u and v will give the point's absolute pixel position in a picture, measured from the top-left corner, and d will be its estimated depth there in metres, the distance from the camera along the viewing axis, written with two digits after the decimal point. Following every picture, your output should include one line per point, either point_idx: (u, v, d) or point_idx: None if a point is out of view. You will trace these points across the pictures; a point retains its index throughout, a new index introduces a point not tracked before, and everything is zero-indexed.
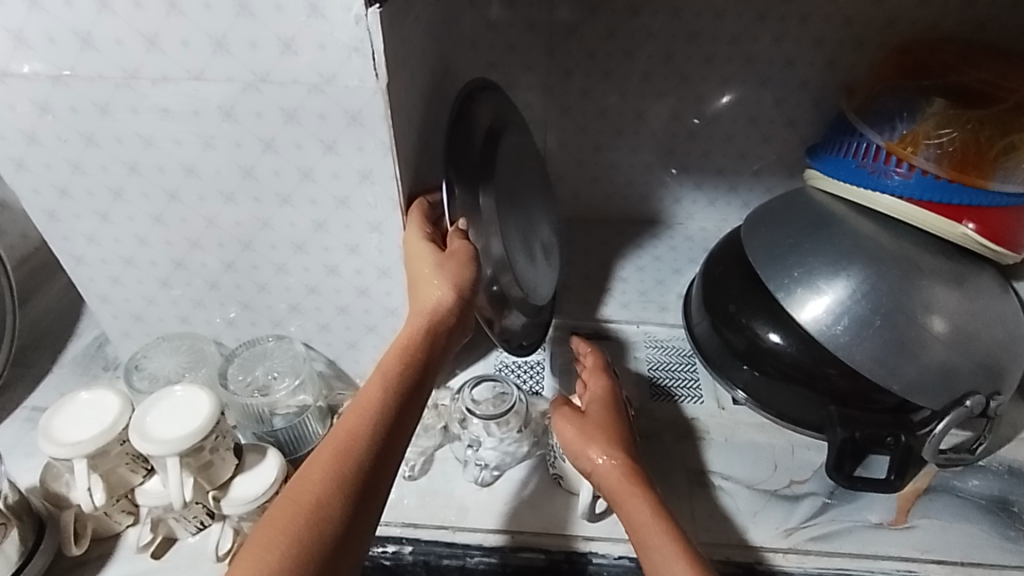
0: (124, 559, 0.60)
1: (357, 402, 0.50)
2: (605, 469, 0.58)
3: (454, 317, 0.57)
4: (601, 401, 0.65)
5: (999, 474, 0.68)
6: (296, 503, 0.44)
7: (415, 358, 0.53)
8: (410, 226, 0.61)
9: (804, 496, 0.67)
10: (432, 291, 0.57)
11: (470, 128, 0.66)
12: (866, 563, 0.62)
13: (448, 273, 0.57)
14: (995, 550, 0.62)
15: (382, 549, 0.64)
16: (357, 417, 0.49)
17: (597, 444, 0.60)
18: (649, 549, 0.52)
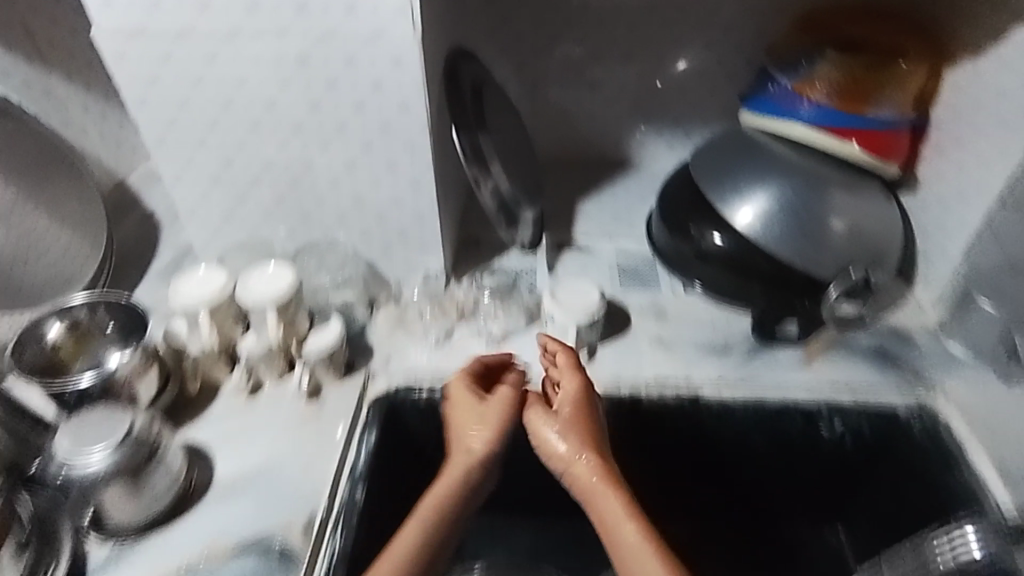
0: (225, 398, 0.80)
1: (396, 541, 0.65)
2: (598, 488, 0.68)
3: (478, 470, 0.72)
4: (572, 400, 0.73)
5: (881, 332, 0.89)
6: None
7: (454, 500, 0.70)
8: (455, 376, 0.78)
9: (735, 350, 0.87)
10: (474, 440, 0.73)
11: (461, 84, 0.88)
12: (778, 389, 0.82)
13: (482, 426, 0.73)
14: (873, 380, 0.83)
15: (417, 392, 0.82)
16: (394, 553, 0.64)
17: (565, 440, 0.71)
18: (625, 548, 0.63)
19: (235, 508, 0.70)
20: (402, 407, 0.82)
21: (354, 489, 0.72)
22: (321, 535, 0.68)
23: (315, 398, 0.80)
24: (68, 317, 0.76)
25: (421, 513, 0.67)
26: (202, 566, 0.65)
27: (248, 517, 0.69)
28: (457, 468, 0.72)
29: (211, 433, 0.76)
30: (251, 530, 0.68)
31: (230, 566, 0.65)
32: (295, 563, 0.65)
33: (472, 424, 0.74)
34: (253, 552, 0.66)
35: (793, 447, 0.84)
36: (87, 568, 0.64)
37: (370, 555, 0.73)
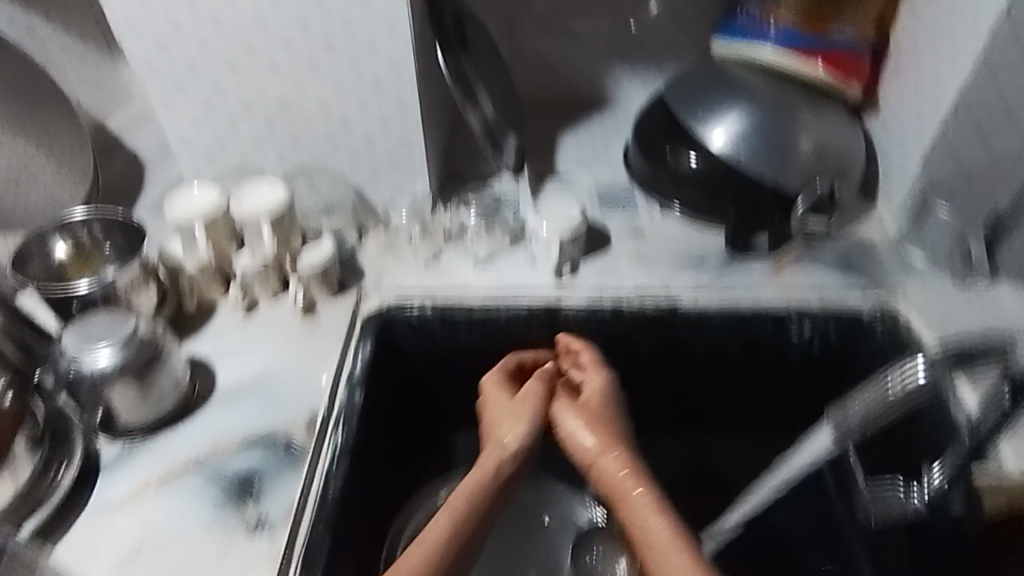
0: (221, 316, 0.82)
1: (423, 535, 0.60)
2: (627, 484, 0.62)
3: (514, 464, 0.67)
4: (600, 394, 0.72)
5: (845, 244, 0.93)
6: None
7: (489, 489, 0.65)
8: (490, 374, 0.76)
9: (710, 262, 0.91)
10: (510, 433, 0.69)
11: (444, 10, 0.91)
12: (749, 294, 0.86)
13: (516, 418, 0.70)
14: (837, 284, 0.88)
15: (410, 308, 0.85)
16: (423, 548, 0.59)
17: (590, 432, 0.68)
18: (653, 546, 0.57)
19: (238, 410, 0.73)
20: (395, 323, 0.84)
21: (352, 392, 0.75)
22: (323, 430, 0.71)
23: (310, 314, 0.83)
24: (69, 234, 0.80)
25: (452, 505, 0.62)
26: (210, 459, 0.68)
27: (251, 418, 0.72)
28: (493, 457, 0.67)
29: (210, 347, 0.79)
30: (255, 429, 0.71)
31: (238, 458, 0.68)
32: (299, 455, 0.69)
33: (509, 419, 0.71)
34: (258, 447, 0.69)
35: (765, 351, 0.87)
36: (100, 464, 0.68)
37: (366, 458, 0.75)
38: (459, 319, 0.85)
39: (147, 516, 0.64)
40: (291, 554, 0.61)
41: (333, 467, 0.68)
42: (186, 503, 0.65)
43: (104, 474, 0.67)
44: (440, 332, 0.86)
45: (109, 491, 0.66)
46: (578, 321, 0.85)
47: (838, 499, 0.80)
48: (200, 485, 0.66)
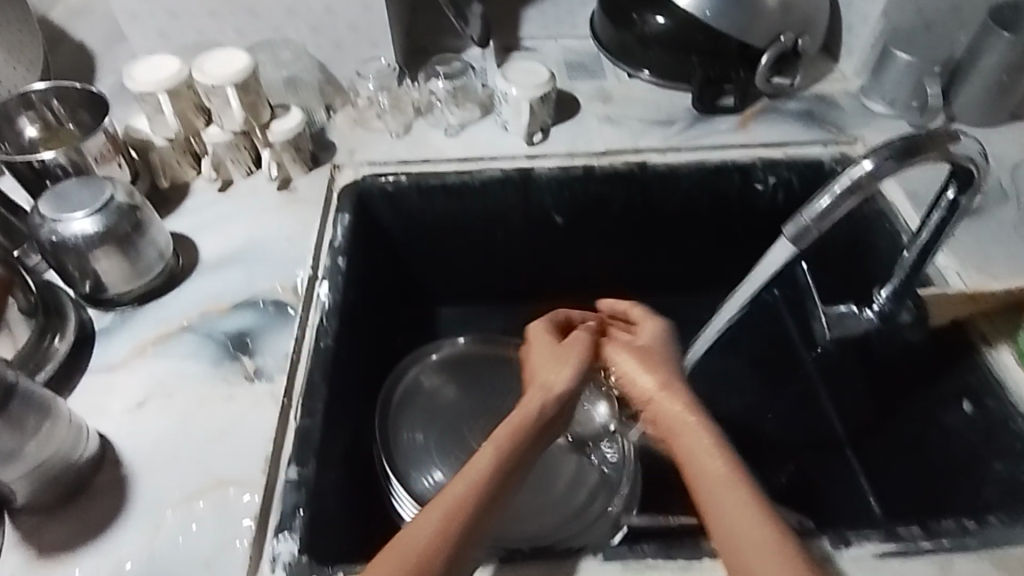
0: (197, 193, 0.83)
1: (467, 468, 0.55)
2: (688, 425, 0.57)
3: (560, 406, 0.62)
4: (659, 338, 0.67)
5: (808, 98, 0.95)
6: (397, 554, 0.49)
7: (539, 425, 0.59)
8: (535, 320, 0.72)
9: (677, 122, 0.92)
10: (559, 376, 0.63)
11: None
12: (717, 150, 0.88)
13: (566, 360, 0.65)
14: (801, 135, 0.90)
15: (385, 178, 0.85)
16: (467, 480, 0.54)
17: (649, 372, 0.62)
18: (715, 483, 0.53)
19: (227, 275, 0.75)
20: (371, 194, 0.85)
21: (335, 258, 0.76)
22: (310, 292, 0.73)
23: (287, 187, 0.84)
24: (36, 115, 0.80)
25: (499, 439, 0.57)
26: (203, 320, 0.71)
27: (239, 283, 0.74)
28: (539, 395, 0.62)
29: (189, 223, 0.80)
30: (244, 291, 0.73)
31: (230, 318, 0.71)
32: (288, 312, 0.71)
33: (556, 364, 0.65)
34: (248, 307, 0.72)
35: (730, 205, 0.90)
36: (96, 331, 0.70)
37: (358, 318, 0.78)
38: (434, 187, 0.86)
39: (149, 372, 0.66)
40: (292, 394, 0.65)
41: (323, 321, 0.71)
42: (185, 359, 0.67)
43: (103, 340, 0.69)
44: (416, 201, 0.87)
45: (109, 354, 0.68)
46: (551, 183, 0.87)
47: (792, 333, 0.92)
48: (196, 344, 0.69)
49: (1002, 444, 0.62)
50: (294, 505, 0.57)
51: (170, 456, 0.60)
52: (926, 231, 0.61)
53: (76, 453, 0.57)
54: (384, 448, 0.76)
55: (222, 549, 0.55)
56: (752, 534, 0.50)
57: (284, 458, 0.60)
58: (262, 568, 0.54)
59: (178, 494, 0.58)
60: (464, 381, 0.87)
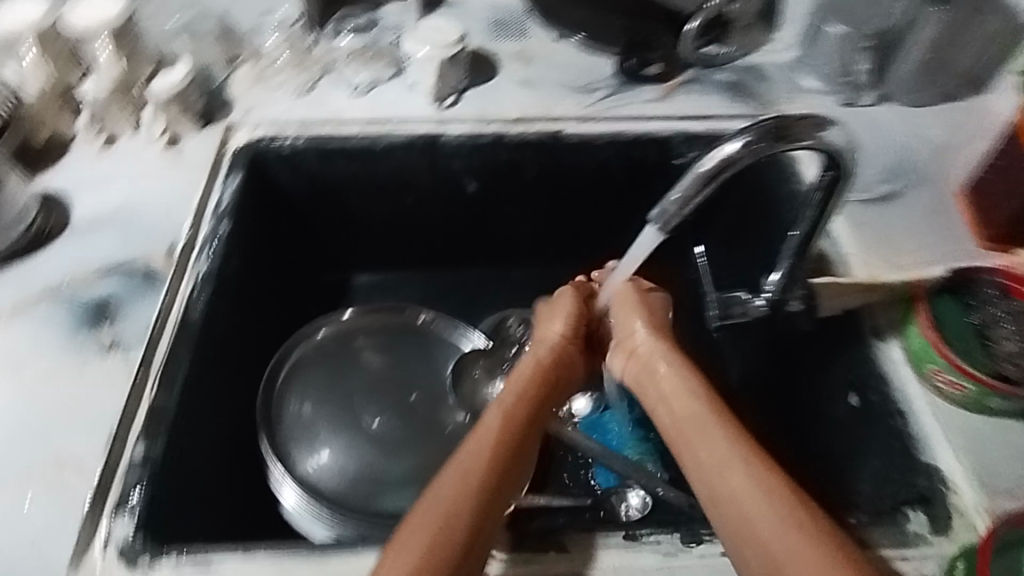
0: (78, 149, 0.78)
1: (480, 427, 0.54)
2: (662, 371, 0.58)
3: (557, 359, 0.63)
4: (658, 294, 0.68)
5: (739, 68, 0.89)
6: (432, 511, 0.47)
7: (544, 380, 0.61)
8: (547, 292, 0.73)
9: (599, 88, 0.87)
10: (551, 334, 0.66)
11: None
12: (636, 123, 0.84)
13: (555, 318, 0.67)
14: (727, 108, 0.85)
15: (282, 140, 0.80)
16: (480, 437, 0.53)
17: (636, 320, 0.63)
18: (695, 425, 0.52)
19: (100, 239, 0.71)
20: (267, 155, 0.80)
21: (219, 223, 0.72)
22: (184, 259, 0.69)
23: (175, 144, 0.79)
24: None
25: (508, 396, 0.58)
26: (67, 286, 0.67)
27: (111, 246, 0.70)
28: (539, 353, 0.64)
29: (66, 181, 0.75)
30: (114, 256, 0.69)
31: (98, 284, 0.67)
32: (158, 279, 0.68)
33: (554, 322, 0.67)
34: (116, 274, 0.68)
35: (650, 177, 0.85)
36: None
37: (243, 286, 0.74)
38: (335, 150, 0.81)
39: (2, 340, 0.64)
40: (149, 367, 0.62)
41: (195, 291, 0.67)
42: (40, 329, 0.64)
43: None
44: (316, 163, 0.81)
45: None
46: (459, 150, 0.82)
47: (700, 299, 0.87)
48: (55, 311, 0.65)
49: (879, 440, 0.61)
50: (135, 482, 0.55)
51: (13, 429, 0.58)
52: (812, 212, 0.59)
53: None
54: (267, 423, 0.73)
55: (53, 531, 0.53)
56: (735, 466, 0.48)
57: (131, 436, 0.58)
58: (94, 548, 0.52)
59: (14, 471, 0.56)
60: (372, 347, 0.84)
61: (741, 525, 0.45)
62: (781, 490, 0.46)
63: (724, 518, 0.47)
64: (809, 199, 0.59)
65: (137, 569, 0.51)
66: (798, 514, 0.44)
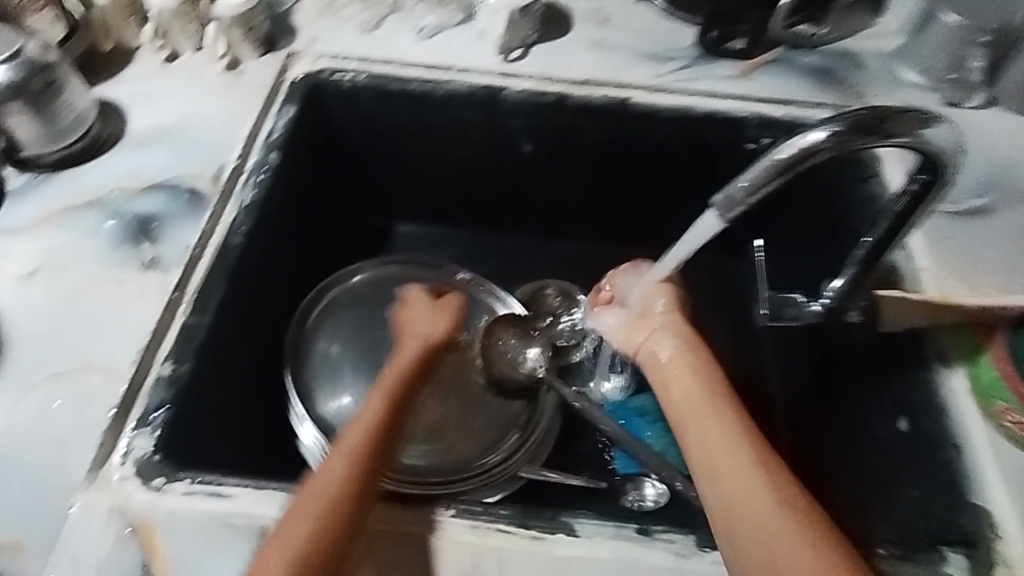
0: (140, 61, 0.78)
1: (358, 418, 0.54)
2: (672, 355, 0.58)
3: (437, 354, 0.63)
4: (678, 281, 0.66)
5: (830, 53, 0.83)
6: (321, 502, 0.48)
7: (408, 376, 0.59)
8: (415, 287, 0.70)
9: (675, 58, 0.82)
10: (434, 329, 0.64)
11: None
12: (709, 99, 0.78)
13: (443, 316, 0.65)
14: (811, 95, 0.79)
15: (341, 75, 0.78)
16: (360, 428, 0.53)
17: (662, 296, 0.63)
18: (704, 411, 0.52)
19: (150, 153, 0.71)
20: (327, 89, 0.78)
21: (268, 153, 0.71)
22: (230, 186, 0.69)
23: (234, 67, 0.78)
24: None
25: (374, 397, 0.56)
26: (114, 196, 0.67)
27: (161, 163, 0.70)
28: (413, 349, 0.62)
29: (124, 92, 0.75)
30: (161, 173, 0.69)
31: (143, 199, 0.67)
32: (202, 202, 0.67)
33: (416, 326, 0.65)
34: (162, 190, 0.68)
35: (716, 160, 0.80)
36: (7, 191, 0.68)
37: (285, 220, 0.73)
38: (394, 92, 0.78)
39: (48, 242, 0.64)
40: (183, 289, 0.61)
41: (238, 219, 0.66)
42: (84, 235, 0.65)
43: (10, 201, 0.67)
44: (373, 104, 0.79)
45: (14, 218, 0.66)
46: (520, 107, 0.78)
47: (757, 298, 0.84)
48: (100, 220, 0.66)
49: (921, 471, 0.57)
50: (158, 403, 0.55)
51: (48, 330, 0.59)
52: (888, 220, 0.55)
53: None
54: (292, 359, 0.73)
55: (75, 435, 0.54)
56: (742, 445, 0.49)
57: (159, 355, 0.58)
58: (113, 460, 0.53)
59: (45, 372, 0.57)
60: (407, 297, 0.80)
61: (735, 498, 0.46)
62: (782, 477, 0.47)
63: (716, 489, 0.47)
64: (891, 203, 0.54)
65: (151, 487, 0.52)
66: (798, 510, 0.45)
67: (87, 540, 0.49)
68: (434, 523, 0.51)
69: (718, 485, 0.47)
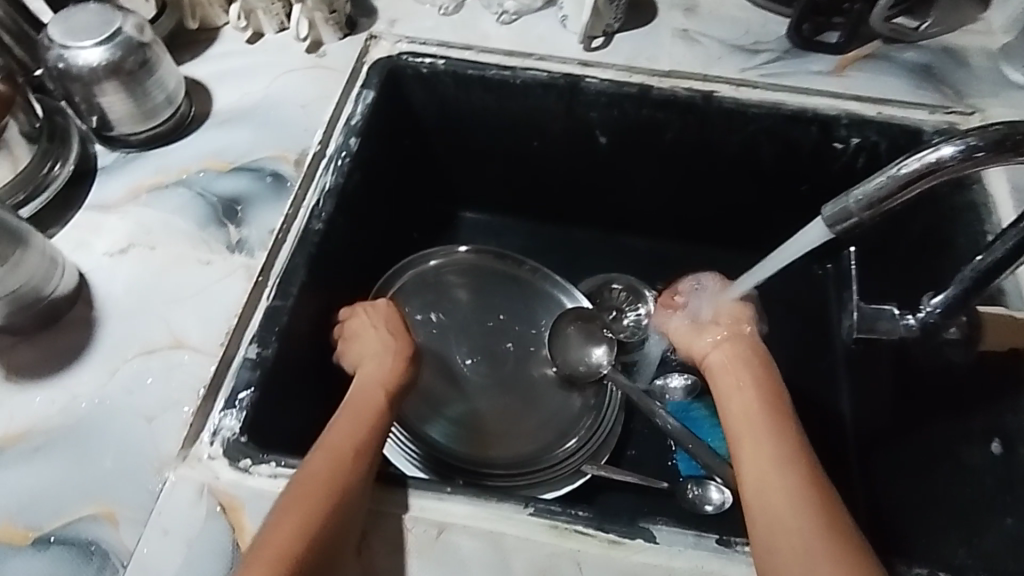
0: (225, 40, 0.78)
1: (342, 420, 0.54)
2: (728, 368, 0.58)
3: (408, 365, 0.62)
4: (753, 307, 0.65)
5: (932, 50, 0.78)
6: (308, 501, 0.48)
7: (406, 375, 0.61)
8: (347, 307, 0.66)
9: (763, 51, 0.79)
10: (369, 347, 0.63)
11: None
12: (799, 96, 0.75)
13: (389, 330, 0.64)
14: (908, 94, 0.75)
15: (420, 60, 0.77)
16: (350, 430, 0.53)
17: (739, 313, 0.63)
18: (751, 435, 0.53)
19: (235, 132, 0.71)
20: (405, 74, 0.77)
21: (348, 139, 0.71)
22: (312, 170, 0.69)
23: (316, 50, 0.78)
24: None
25: (366, 394, 0.57)
26: (201, 176, 0.68)
27: (245, 144, 0.71)
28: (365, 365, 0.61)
29: (209, 71, 0.76)
30: (246, 154, 0.70)
31: (228, 180, 0.68)
32: (286, 186, 0.68)
33: (355, 348, 0.63)
34: (247, 172, 0.69)
35: (801, 159, 0.77)
36: (97, 167, 0.69)
37: (362, 205, 0.74)
38: (473, 79, 0.77)
39: (138, 219, 0.66)
40: (268, 272, 0.62)
41: (319, 204, 0.67)
42: (172, 213, 0.66)
43: (102, 175, 0.68)
44: (450, 90, 0.79)
45: (105, 193, 0.68)
46: (601, 98, 0.77)
47: (834, 305, 0.81)
48: (188, 199, 0.67)
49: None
50: (244, 384, 0.56)
51: (138, 307, 0.61)
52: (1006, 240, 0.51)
53: (47, 287, 0.58)
54: None
55: (165, 411, 0.56)
56: (796, 468, 0.50)
57: (246, 336, 0.59)
58: (203, 438, 0.54)
59: (135, 347, 0.59)
60: (464, 286, 0.83)
61: (779, 517, 0.47)
62: (830, 509, 0.48)
63: (761, 511, 0.48)
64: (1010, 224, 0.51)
65: (238, 467, 0.53)
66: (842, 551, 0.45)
67: (179, 514, 0.51)
68: (514, 520, 0.52)
69: (763, 498, 0.49)
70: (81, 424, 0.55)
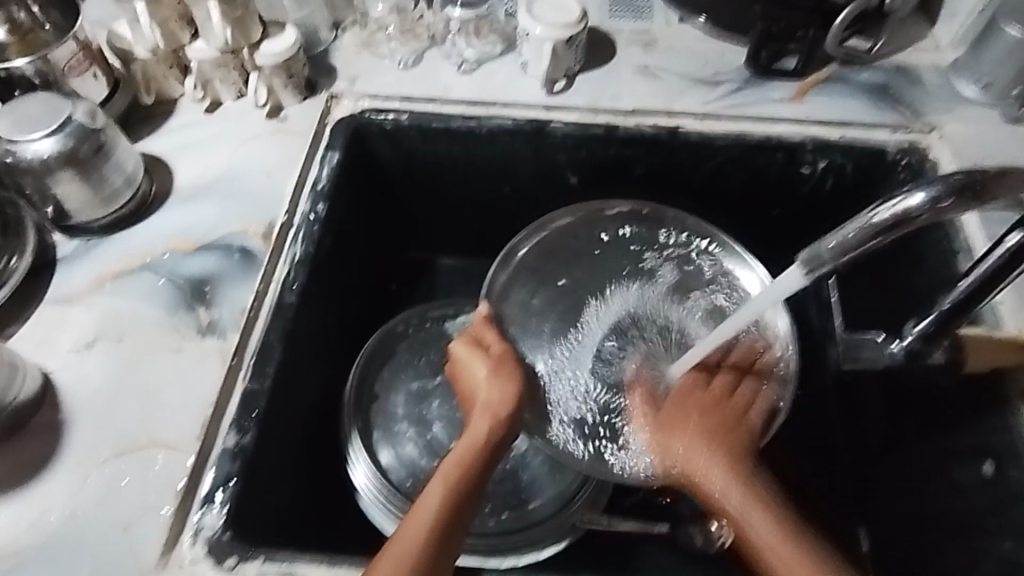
0: (182, 111, 0.77)
1: (417, 510, 0.53)
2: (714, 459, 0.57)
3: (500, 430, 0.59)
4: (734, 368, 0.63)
5: (887, 70, 0.79)
6: None
7: (472, 474, 0.56)
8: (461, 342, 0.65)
9: (724, 82, 0.79)
10: (489, 389, 0.61)
11: None
12: (763, 125, 0.75)
13: (500, 376, 0.62)
14: (870, 115, 0.76)
15: (383, 116, 0.76)
16: (420, 524, 0.51)
17: (483, 362, 0.63)
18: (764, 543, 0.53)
19: (198, 209, 0.70)
20: (369, 131, 0.76)
21: (315, 204, 0.70)
22: (281, 240, 0.68)
23: (277, 114, 0.77)
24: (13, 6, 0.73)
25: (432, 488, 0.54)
26: (166, 258, 0.67)
27: (210, 221, 0.69)
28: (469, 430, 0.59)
29: (168, 145, 0.75)
30: (211, 232, 0.68)
31: (195, 260, 0.67)
32: (255, 262, 0.66)
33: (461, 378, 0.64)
34: (213, 250, 0.67)
35: (769, 184, 0.78)
36: (58, 258, 0.67)
37: (335, 268, 0.72)
38: (437, 131, 0.77)
39: (103, 311, 0.64)
40: (241, 354, 0.61)
41: (290, 276, 0.65)
42: (140, 299, 0.64)
43: (62, 266, 0.67)
44: (416, 143, 0.78)
45: (67, 285, 0.66)
46: (567, 140, 0.76)
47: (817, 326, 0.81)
48: (154, 284, 0.65)
49: (1015, 524, 0.55)
50: (226, 477, 0.54)
51: (109, 403, 0.59)
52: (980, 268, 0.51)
53: (10, 395, 0.56)
54: (354, 411, 0.70)
55: (143, 515, 0.54)
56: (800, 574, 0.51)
57: (223, 425, 0.57)
58: (184, 540, 0.52)
59: (109, 448, 0.57)
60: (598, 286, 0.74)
61: None
62: None
63: None
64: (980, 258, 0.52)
65: (224, 568, 0.51)
66: None
67: None
68: None
69: None
70: (56, 535, 0.53)
